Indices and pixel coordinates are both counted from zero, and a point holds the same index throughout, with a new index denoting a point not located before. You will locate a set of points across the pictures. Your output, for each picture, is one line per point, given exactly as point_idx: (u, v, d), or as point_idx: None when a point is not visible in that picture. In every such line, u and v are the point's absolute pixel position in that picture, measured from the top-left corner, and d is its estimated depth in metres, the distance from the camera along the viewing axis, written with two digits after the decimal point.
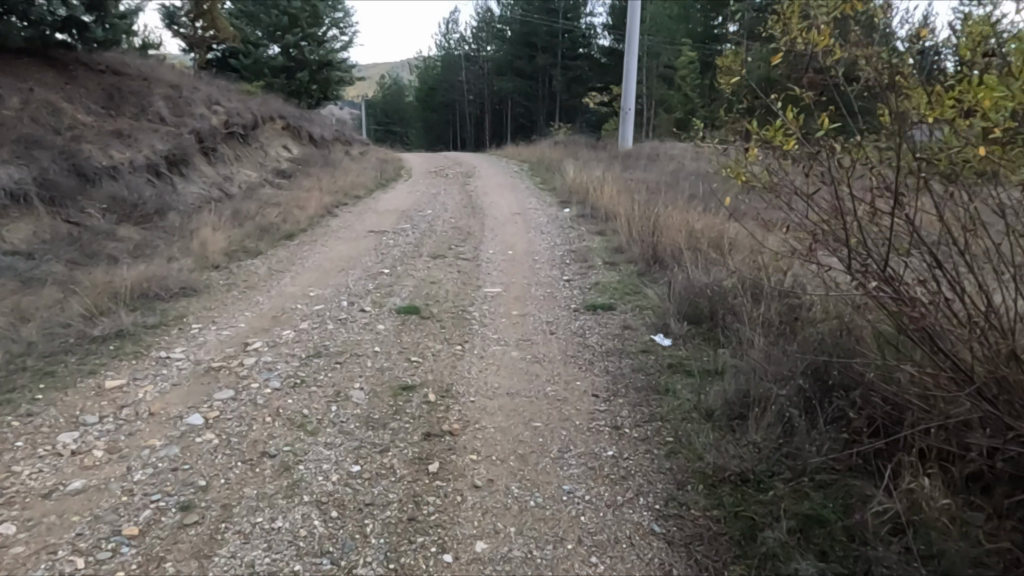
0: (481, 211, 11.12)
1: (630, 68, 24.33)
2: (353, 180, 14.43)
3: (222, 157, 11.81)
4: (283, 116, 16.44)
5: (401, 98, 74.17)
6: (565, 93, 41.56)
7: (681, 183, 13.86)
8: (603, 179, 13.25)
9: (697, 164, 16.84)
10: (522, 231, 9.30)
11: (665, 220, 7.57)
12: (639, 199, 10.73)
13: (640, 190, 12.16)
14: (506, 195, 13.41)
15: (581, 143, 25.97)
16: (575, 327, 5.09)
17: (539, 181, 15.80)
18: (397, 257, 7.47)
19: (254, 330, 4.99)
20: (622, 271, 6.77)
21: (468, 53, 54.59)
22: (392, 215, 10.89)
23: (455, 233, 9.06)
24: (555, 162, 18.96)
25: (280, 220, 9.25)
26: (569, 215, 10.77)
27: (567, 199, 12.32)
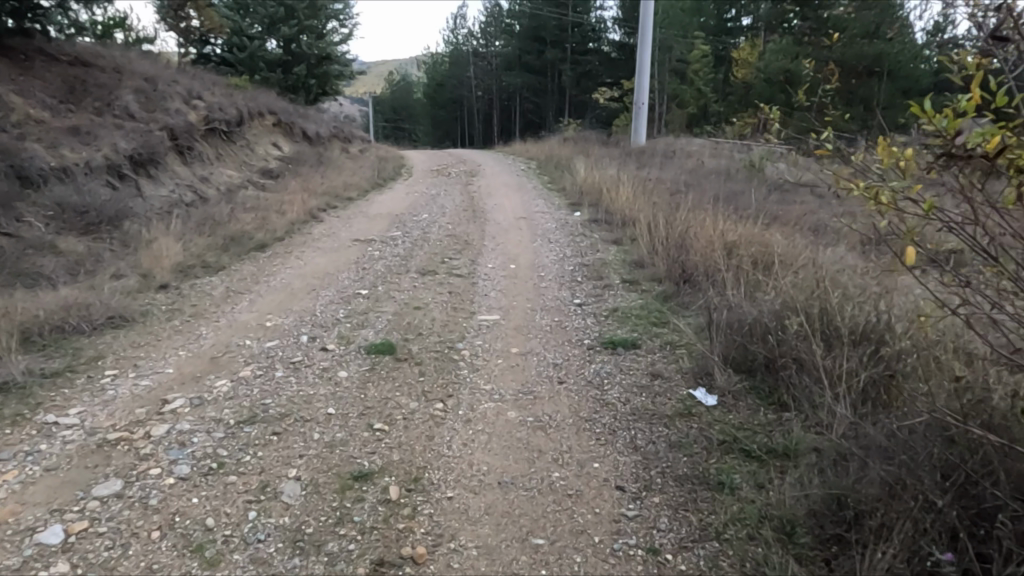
0: (483, 216, 10.06)
1: (643, 60, 23.17)
2: (346, 180, 13.36)
3: (199, 156, 10.80)
4: (274, 112, 15.42)
5: (409, 94, 73.01)
6: (575, 89, 40.34)
7: (703, 183, 12.68)
8: (618, 180, 12.09)
9: (717, 162, 15.64)
10: (527, 240, 8.24)
11: (696, 229, 6.45)
12: (660, 203, 9.58)
13: (659, 192, 11.01)
14: (512, 197, 12.35)
15: (592, 140, 24.83)
16: (591, 375, 4.00)
17: (549, 181, 14.66)
18: (380, 273, 6.40)
19: (181, 379, 3.93)
20: (646, 293, 5.67)
21: (476, 48, 53.33)
22: (384, 220, 9.86)
23: (452, 243, 7.98)
24: (564, 161, 17.81)
25: (254, 228, 8.22)
26: (581, 220, 9.68)
27: (579, 201, 11.20)
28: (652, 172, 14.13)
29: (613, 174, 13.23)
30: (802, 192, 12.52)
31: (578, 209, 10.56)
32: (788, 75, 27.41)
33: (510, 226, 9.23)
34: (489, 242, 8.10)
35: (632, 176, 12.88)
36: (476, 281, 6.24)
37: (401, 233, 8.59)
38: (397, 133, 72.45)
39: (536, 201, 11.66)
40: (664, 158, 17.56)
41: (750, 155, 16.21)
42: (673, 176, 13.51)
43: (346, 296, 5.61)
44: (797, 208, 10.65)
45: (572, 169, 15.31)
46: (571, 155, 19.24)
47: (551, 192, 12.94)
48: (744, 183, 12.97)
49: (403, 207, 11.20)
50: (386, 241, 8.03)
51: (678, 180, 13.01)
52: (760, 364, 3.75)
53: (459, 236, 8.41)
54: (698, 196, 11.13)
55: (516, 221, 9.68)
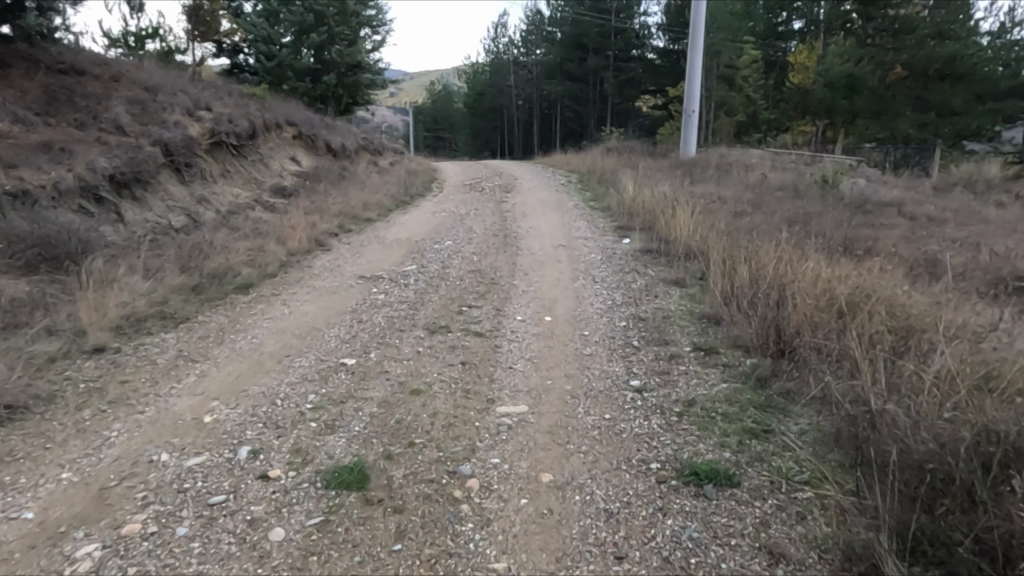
0: (515, 243, 8.66)
1: (694, 66, 21.54)
2: (367, 198, 12.16)
3: (200, 173, 9.69)
4: (293, 124, 14.36)
5: (449, 104, 72.19)
6: (617, 97, 38.75)
7: (770, 202, 11.04)
8: (672, 198, 10.56)
9: (782, 176, 13.93)
10: (567, 277, 6.78)
11: (792, 277, 4.91)
12: (728, 229, 8.02)
13: (723, 215, 9.42)
14: (550, 218, 10.94)
15: (638, 150, 23.25)
16: (667, 547, 2.52)
17: (593, 198, 13.19)
18: (379, 329, 5.04)
19: (38, 534, 2.59)
20: (729, 370, 4.15)
21: (516, 56, 52.10)
22: (401, 247, 8.58)
23: (477, 281, 6.57)
24: (607, 174, 16.32)
25: (245, 262, 6.98)
26: (631, 247, 8.18)
27: (628, 224, 9.71)
28: (707, 188, 12.58)
29: (666, 191, 11.70)
30: (887, 213, 10.76)
31: (627, 235, 9.05)
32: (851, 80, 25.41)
33: (546, 257, 7.79)
34: (520, 280, 6.67)
35: (689, 194, 11.32)
36: (500, 342, 4.80)
37: (416, 266, 7.24)
38: (436, 142, 71.67)
39: (577, 224, 10.21)
40: (719, 172, 15.92)
41: (817, 169, 14.46)
42: (735, 193, 11.91)
43: (326, 371, 4.24)
44: (888, 235, 8.95)
45: (617, 185, 13.83)
46: (615, 168, 17.73)
47: (594, 212, 11.48)
48: (817, 202, 11.29)
49: (426, 230, 9.91)
50: (397, 278, 6.67)
51: (739, 198, 11.45)
52: (959, 553, 2.24)
53: (486, 271, 7.02)
54: (768, 219, 9.52)
55: (553, 249, 8.25)
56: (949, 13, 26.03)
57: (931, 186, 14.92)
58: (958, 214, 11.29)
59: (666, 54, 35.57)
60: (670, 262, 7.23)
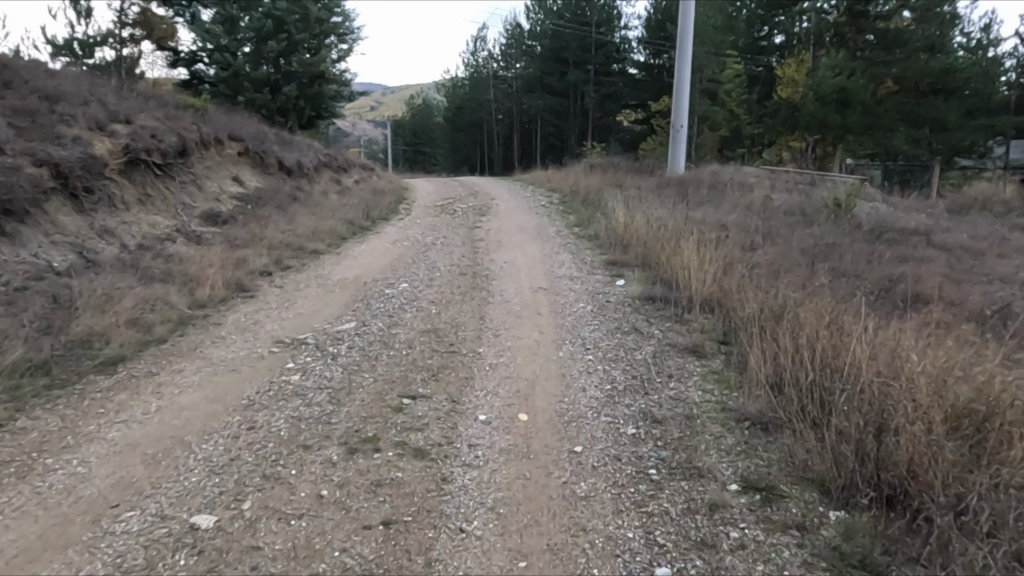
0: (485, 286, 7.09)
1: (682, 78, 20.27)
2: (319, 224, 10.55)
3: (105, 200, 8.05)
4: (239, 138, 12.75)
5: (429, 118, 70.83)
6: (598, 111, 37.60)
7: (781, 232, 9.65)
8: (671, 227, 9.08)
9: (787, 200, 12.56)
10: (549, 340, 5.20)
11: (878, 373, 3.41)
12: (746, 274, 6.54)
13: (734, 250, 7.95)
14: (529, 250, 9.40)
15: (623, 167, 21.90)
16: None
17: (578, 224, 11.67)
18: (278, 445, 3.45)
19: None
20: (809, 544, 2.61)
21: (496, 70, 50.84)
22: (345, 292, 6.97)
23: (430, 348, 4.97)
24: (593, 195, 14.84)
25: (130, 320, 5.35)
26: (626, 293, 6.65)
27: (620, 258, 8.22)
28: (706, 213, 11.18)
29: (662, 217, 10.26)
30: (914, 243, 9.39)
31: (621, 274, 7.53)
32: (843, 94, 24.38)
33: (522, 308, 6.20)
34: (486, 345, 5.09)
35: (688, 221, 9.88)
36: (450, 472, 3.20)
37: (354, 323, 5.64)
38: (415, 156, 70.08)
39: (561, 258, 8.67)
40: (714, 193, 14.58)
41: (825, 191, 13.09)
42: (741, 220, 10.49)
43: (160, 547, 2.62)
44: (929, 274, 7.53)
45: (606, 208, 12.38)
46: (602, 188, 16.30)
47: (578, 241, 9.98)
48: (832, 230, 9.93)
49: (380, 266, 8.34)
50: (324, 345, 5.05)
51: (745, 226, 10.05)
52: None
53: (443, 331, 5.41)
54: (785, 255, 8.08)
55: (532, 295, 6.69)
56: (940, 25, 25.10)
57: (947, 208, 13.68)
58: (992, 243, 9.92)
59: (647, 68, 34.49)
60: (678, 318, 5.70)
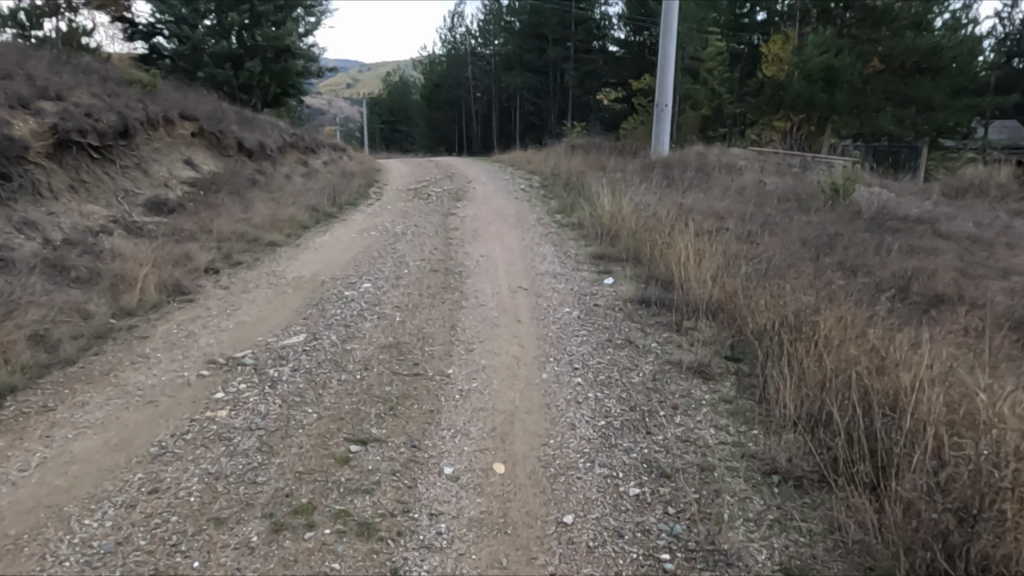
0: (458, 287, 6.32)
1: (666, 55, 19.45)
2: (278, 213, 9.67)
3: (26, 189, 7.11)
4: (193, 118, 11.76)
5: (406, 95, 69.15)
6: (579, 89, 36.70)
7: (778, 221, 9.00)
8: (662, 217, 8.37)
9: (780, 185, 11.91)
10: (530, 358, 4.47)
11: (942, 422, 2.73)
12: (750, 275, 5.86)
13: (732, 243, 7.27)
14: (508, 241, 8.62)
15: (606, 148, 21.14)
16: None
17: (560, 211, 10.90)
18: (184, 519, 2.68)
19: None
20: None
21: (474, 46, 49.47)
22: (299, 294, 6.16)
23: (390, 369, 4.21)
24: (575, 178, 14.07)
25: (33, 335, 4.50)
26: (616, 294, 5.94)
27: (607, 252, 7.49)
28: (697, 200, 10.49)
29: (651, 205, 9.54)
30: (919, 231, 8.80)
31: (609, 271, 6.81)
32: (830, 73, 23.74)
33: (498, 315, 5.45)
34: (457, 364, 4.34)
35: (679, 210, 9.18)
36: (403, 560, 2.47)
37: (304, 335, 4.85)
38: (393, 135, 68.62)
39: (542, 252, 7.92)
40: (702, 176, 13.90)
41: (819, 176, 12.45)
42: (734, 208, 9.82)
43: None
44: (943, 269, 6.91)
45: (590, 194, 11.63)
46: (585, 170, 15.53)
47: (560, 230, 9.24)
48: (831, 218, 9.31)
49: (341, 261, 7.53)
50: (263, 367, 4.26)
51: (738, 215, 9.38)
52: None
53: (406, 346, 4.64)
54: (787, 249, 7.42)
55: (510, 298, 5.94)
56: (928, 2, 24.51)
57: (943, 192, 13.14)
58: (999, 231, 9.36)
59: (628, 45, 33.57)
60: (677, 328, 5.00)
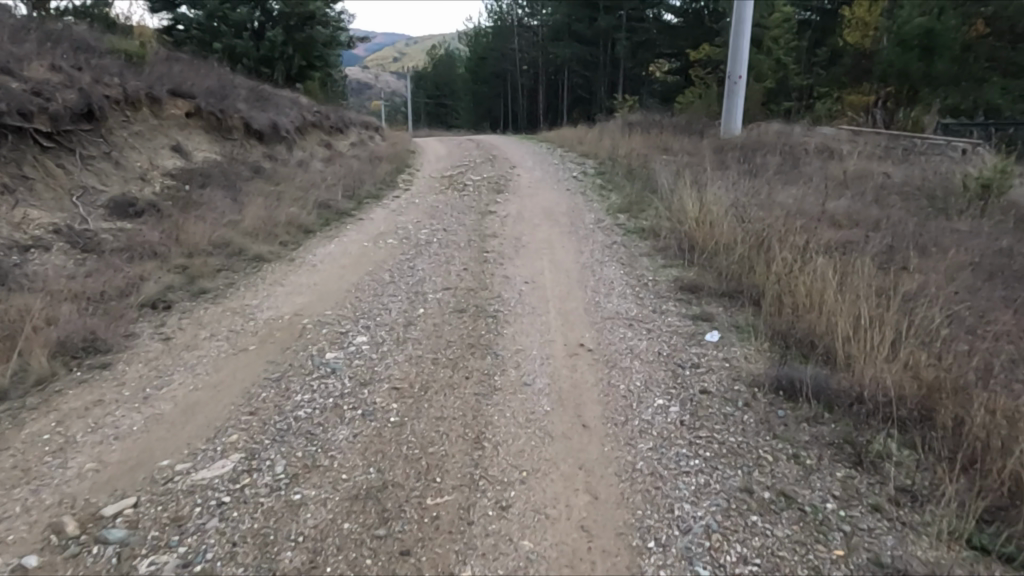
0: (492, 345, 4.35)
1: (741, 19, 16.85)
2: (274, 213, 7.84)
3: None
4: (187, 95, 10.02)
5: (451, 69, 66.85)
6: (631, 61, 33.98)
7: (922, 231, 6.74)
8: (769, 232, 6.23)
9: (898, 177, 9.55)
10: (611, 537, 2.49)
11: None
12: (946, 341, 3.74)
13: (881, 276, 5.12)
14: (562, 257, 6.61)
15: (667, 126, 18.77)
16: None
17: (624, 210, 8.80)
18: None
19: None
20: None
21: (521, 17, 46.87)
22: (264, 353, 4.28)
23: (355, 571, 2.30)
24: (638, 165, 11.89)
25: None
26: (731, 369, 3.90)
27: (699, 285, 5.42)
28: (797, 200, 8.29)
29: (745, 209, 7.39)
30: None
31: (707, 318, 4.74)
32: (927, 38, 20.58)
33: (551, 409, 3.47)
34: (477, 556, 2.39)
35: (782, 218, 7.03)
36: None
37: (234, 462, 2.96)
38: (437, 110, 66.69)
39: (607, 278, 5.88)
40: (792, 165, 11.58)
41: (948, 165, 9.95)
42: (852, 213, 7.58)
43: None
44: None
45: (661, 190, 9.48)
46: (647, 155, 13.29)
47: (627, 241, 7.19)
48: (992, 228, 7.00)
49: (337, 289, 5.65)
50: (133, 556, 2.37)
51: (860, 226, 7.18)
52: None
53: (395, 496, 2.71)
54: (960, 282, 5.23)
55: (567, 371, 3.95)
56: None
57: None
58: None
59: (685, 14, 30.84)
60: (857, 461, 2.96)
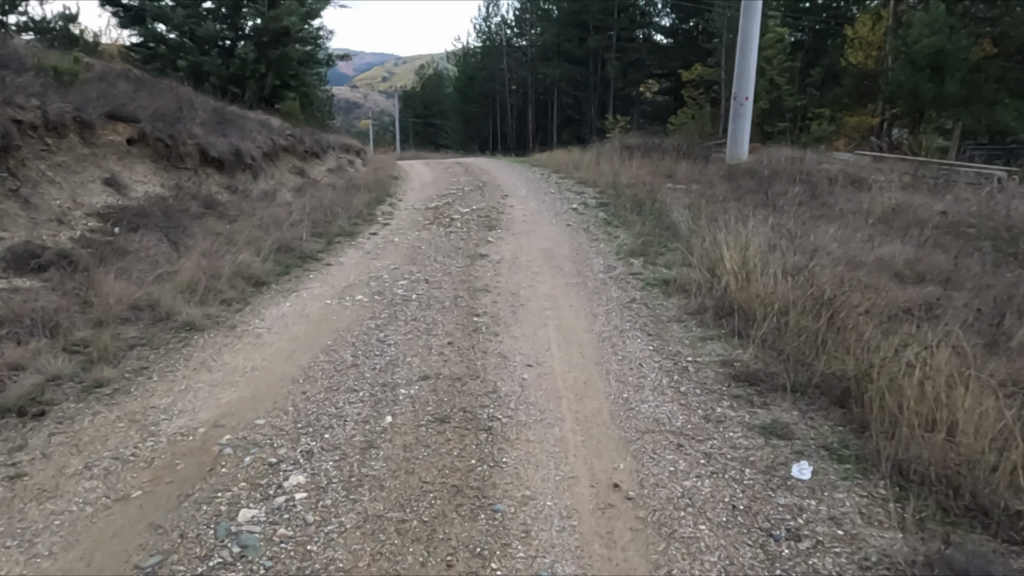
0: (487, 489, 3.00)
1: (748, 38, 15.75)
2: (219, 262, 6.49)
3: None
4: (129, 119, 8.68)
5: (440, 88, 65.90)
6: (622, 82, 33.05)
7: (1011, 289, 5.48)
8: (835, 299, 4.95)
9: (947, 214, 8.34)
10: None
11: None
12: None
13: (1004, 370, 3.84)
14: (573, 324, 5.28)
15: (669, 150, 17.64)
16: None
17: (637, 254, 7.53)
18: None
19: None
20: None
21: (510, 37, 45.95)
22: (150, 505, 2.91)
23: None
24: (646, 197, 10.62)
25: None
26: (849, 546, 2.59)
27: (760, 375, 4.11)
28: (844, 245, 7.01)
29: (790, 260, 6.12)
30: None
31: (786, 436, 3.42)
32: (938, 59, 19.56)
33: None
34: None
35: (838, 272, 5.75)
36: None
37: None
38: (426, 129, 65.69)
39: (634, 358, 4.57)
40: (816, 198, 10.39)
41: (1002, 200, 8.71)
42: (915, 264, 6.32)
43: None
44: None
45: (681, 233, 8.22)
46: (653, 183, 12.07)
47: (648, 299, 5.90)
48: None
49: (281, 378, 4.29)
50: None
51: (930, 282, 5.91)
52: None
53: None
54: None
55: (602, 546, 2.62)
56: None
57: None
58: None
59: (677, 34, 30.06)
60: None
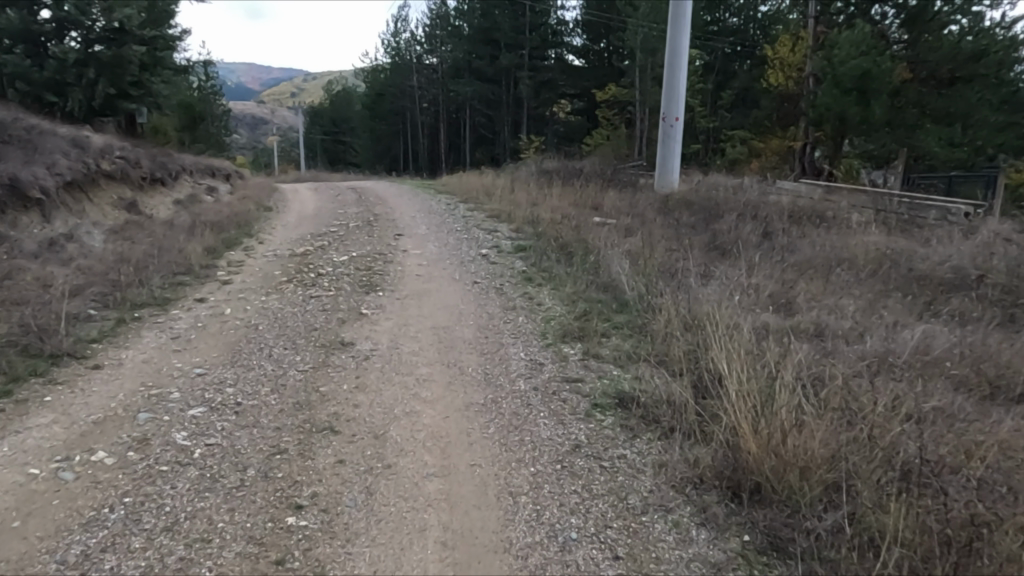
0: None
1: (677, 52, 13.99)
2: None
3: None
4: None
5: (349, 104, 62.59)
6: (534, 101, 31.35)
7: None
8: (938, 486, 2.81)
9: (950, 272, 6.55)
10: None
11: None
12: None
13: None
14: (470, 532, 2.84)
15: (592, 176, 15.71)
16: None
17: (569, 340, 5.24)
18: None
19: None
20: None
21: (420, 55, 43.65)
22: None
23: None
24: (572, 240, 8.44)
25: None
26: None
27: None
28: (860, 331, 4.96)
29: (813, 371, 3.98)
30: None
31: None
32: (862, 81, 18.57)
33: None
34: None
35: (894, 396, 3.63)
36: None
37: None
38: (335, 147, 62.21)
39: None
40: (778, 241, 8.51)
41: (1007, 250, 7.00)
42: (971, 365, 4.32)
43: None
44: None
45: (629, 302, 5.98)
46: (577, 219, 9.95)
47: (596, 444, 3.59)
48: None
49: None
50: None
51: (1009, 404, 3.90)
52: None
53: None
54: None
55: None
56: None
57: None
58: None
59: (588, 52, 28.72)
60: None
